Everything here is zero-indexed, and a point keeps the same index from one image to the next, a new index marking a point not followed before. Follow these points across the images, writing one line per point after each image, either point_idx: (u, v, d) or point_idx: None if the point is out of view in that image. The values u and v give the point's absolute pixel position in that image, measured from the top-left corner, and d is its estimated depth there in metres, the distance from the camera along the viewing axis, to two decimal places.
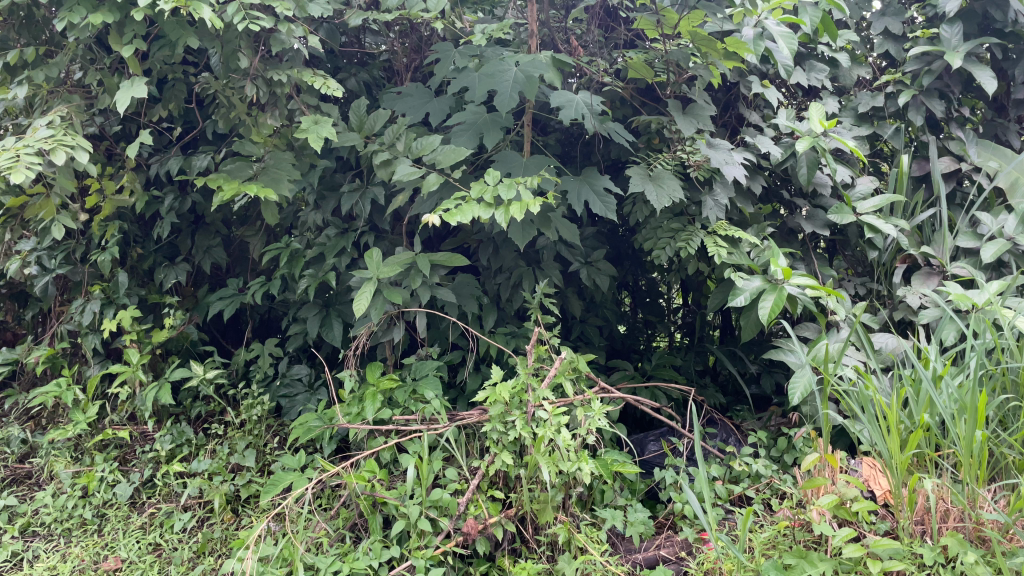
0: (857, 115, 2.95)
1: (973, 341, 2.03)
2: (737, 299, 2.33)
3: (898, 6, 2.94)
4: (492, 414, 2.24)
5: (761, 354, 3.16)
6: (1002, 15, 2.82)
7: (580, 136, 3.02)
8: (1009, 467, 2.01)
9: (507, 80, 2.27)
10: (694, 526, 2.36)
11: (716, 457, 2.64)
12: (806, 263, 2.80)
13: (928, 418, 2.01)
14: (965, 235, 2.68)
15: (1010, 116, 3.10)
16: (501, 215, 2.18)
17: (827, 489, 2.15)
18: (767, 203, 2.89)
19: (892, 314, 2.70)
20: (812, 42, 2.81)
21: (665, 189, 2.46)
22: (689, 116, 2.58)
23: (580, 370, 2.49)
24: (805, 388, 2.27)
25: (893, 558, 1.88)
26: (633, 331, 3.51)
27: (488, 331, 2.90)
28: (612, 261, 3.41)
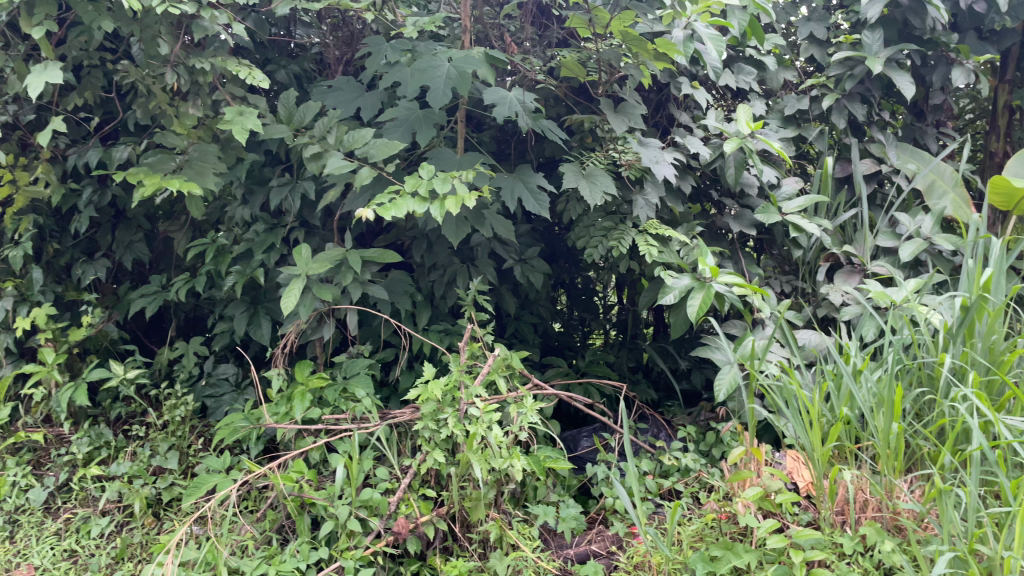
0: (783, 117, 3.03)
1: (890, 337, 2.11)
2: (666, 297, 2.36)
3: (823, 13, 3.05)
4: (425, 412, 2.23)
5: (691, 350, 3.23)
6: (921, 23, 2.93)
7: (514, 133, 3.02)
8: (923, 458, 2.10)
9: (439, 76, 2.25)
10: (624, 520, 2.39)
11: (646, 452, 2.68)
12: (734, 261, 2.86)
13: (849, 412, 2.08)
14: (885, 235, 2.79)
15: (928, 121, 3.26)
16: (437, 209, 2.17)
17: (753, 481, 2.20)
18: (697, 202, 2.95)
19: (816, 311, 2.78)
20: (740, 44, 2.87)
21: (597, 187, 2.47)
22: (621, 115, 2.64)
23: (514, 367, 2.49)
24: (732, 383, 2.32)
25: (815, 548, 1.94)
26: (569, 329, 3.55)
27: (422, 329, 2.87)
28: (547, 259, 3.42)
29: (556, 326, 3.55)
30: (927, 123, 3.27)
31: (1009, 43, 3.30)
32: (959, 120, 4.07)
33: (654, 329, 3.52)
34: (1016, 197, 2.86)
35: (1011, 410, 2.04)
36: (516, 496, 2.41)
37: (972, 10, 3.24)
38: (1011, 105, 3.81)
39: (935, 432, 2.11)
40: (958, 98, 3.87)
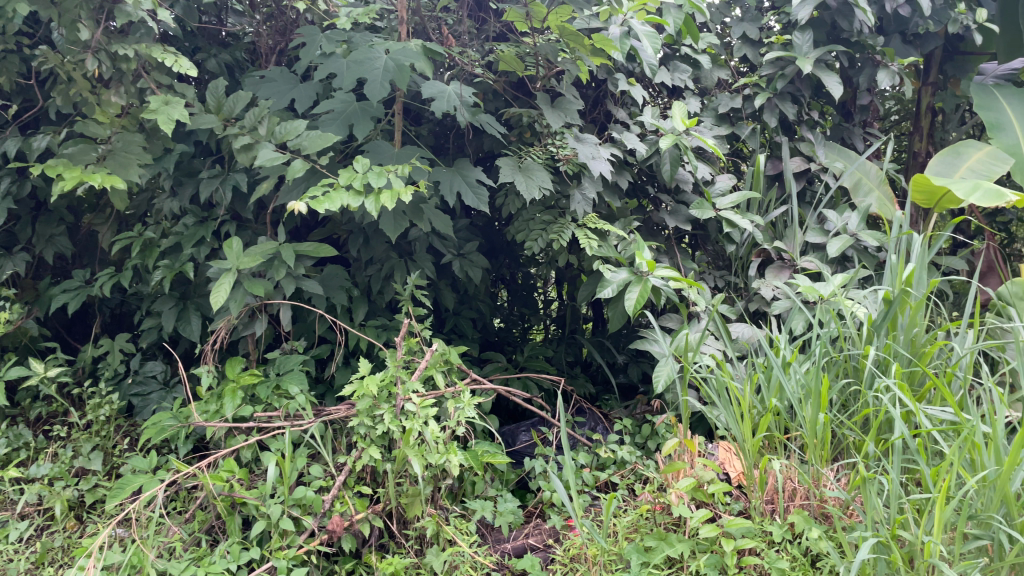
0: (717, 115, 3.08)
1: (818, 330, 2.17)
2: (604, 292, 2.39)
3: (754, 14, 3.11)
4: (360, 408, 2.19)
5: (628, 344, 3.27)
6: (849, 25, 3.02)
7: (452, 127, 3.01)
8: (848, 447, 2.18)
9: (377, 68, 2.22)
10: (561, 513, 2.41)
11: (584, 446, 2.71)
12: (670, 256, 2.92)
13: (778, 403, 2.14)
14: (814, 231, 2.87)
15: (854, 120, 3.37)
16: (372, 204, 2.13)
17: (686, 472, 2.25)
18: (634, 198, 2.98)
19: (747, 306, 2.85)
20: (676, 42, 2.91)
21: (535, 181, 2.47)
22: (557, 110, 2.63)
23: (452, 362, 2.47)
24: (667, 376, 2.35)
25: (745, 536, 1.98)
26: (508, 325, 3.56)
27: (358, 324, 2.84)
28: (487, 254, 3.43)
29: (496, 321, 3.56)
30: (854, 122, 3.39)
31: (931, 47, 3.49)
32: (885, 121, 4.23)
33: (593, 324, 3.55)
34: (936, 195, 2.98)
35: (930, 399, 2.12)
36: (454, 491, 2.41)
37: (896, 14, 3.36)
38: (933, 107, 3.98)
39: (859, 422, 2.18)
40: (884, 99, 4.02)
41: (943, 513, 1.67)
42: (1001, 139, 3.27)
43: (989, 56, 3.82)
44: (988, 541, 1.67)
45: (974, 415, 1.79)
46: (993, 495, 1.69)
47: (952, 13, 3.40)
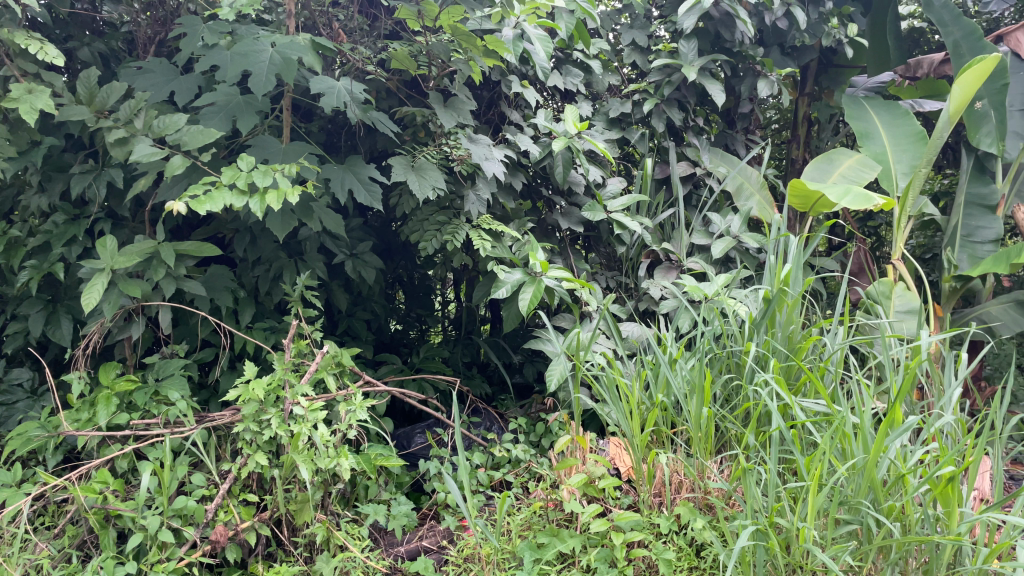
0: (608, 119, 3.15)
1: (703, 327, 2.25)
2: (498, 292, 2.40)
3: (644, 20, 3.18)
4: (245, 413, 2.11)
5: (523, 344, 3.30)
6: (732, 35, 3.16)
7: (345, 125, 2.96)
8: (730, 439, 2.27)
9: (262, 62, 2.14)
10: (456, 514, 2.41)
11: (479, 446, 2.71)
12: (563, 257, 2.97)
13: (665, 398, 2.20)
14: (699, 233, 3.00)
15: (737, 128, 3.54)
16: (257, 204, 2.06)
17: (578, 468, 2.29)
18: (528, 199, 3.01)
19: (638, 305, 2.93)
20: (568, 47, 2.96)
21: (428, 180, 2.45)
22: (450, 110, 2.62)
23: (344, 364, 2.41)
24: (561, 375, 2.38)
25: (634, 529, 2.04)
26: (406, 327, 3.55)
27: (244, 327, 2.74)
28: (382, 255, 3.39)
29: (392, 323, 3.53)
30: (737, 129, 3.55)
31: (807, 58, 3.69)
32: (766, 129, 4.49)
33: (490, 324, 3.55)
34: (811, 200, 3.15)
35: (805, 392, 2.24)
36: (347, 496, 2.38)
37: (775, 28, 3.53)
38: (809, 116, 4.23)
39: (740, 415, 2.28)
40: (765, 107, 4.24)
41: (816, 500, 1.76)
42: (869, 147, 3.52)
43: (859, 69, 4.07)
44: (857, 526, 1.78)
45: (844, 406, 1.89)
46: (861, 481, 1.79)
47: (825, 28, 3.62)
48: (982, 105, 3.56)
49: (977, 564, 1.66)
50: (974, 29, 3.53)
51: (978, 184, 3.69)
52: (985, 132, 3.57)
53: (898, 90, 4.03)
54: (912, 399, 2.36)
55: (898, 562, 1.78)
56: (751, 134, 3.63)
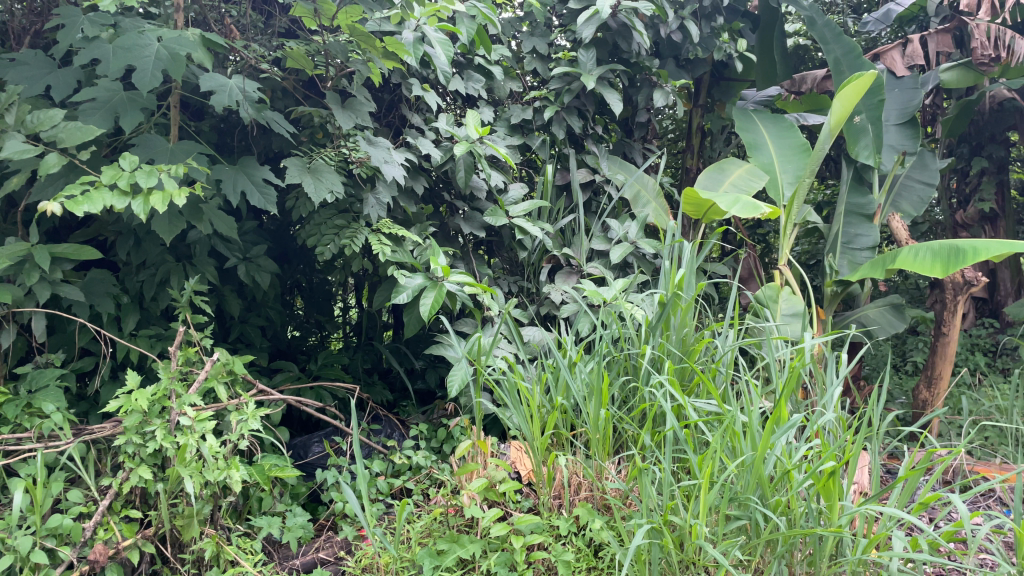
0: (510, 125, 3.17)
1: (602, 331, 2.29)
2: (399, 297, 2.37)
3: (544, 29, 3.24)
4: (127, 426, 1.99)
5: (425, 350, 3.28)
6: (629, 46, 3.24)
7: (238, 124, 2.86)
8: (627, 440, 2.32)
9: (147, 57, 2.04)
10: (354, 524, 2.38)
11: (378, 453, 2.67)
12: (465, 262, 2.97)
13: (565, 401, 2.23)
14: (598, 239, 3.07)
15: (634, 136, 3.64)
16: (140, 204, 1.97)
17: (479, 472, 2.29)
18: (429, 203, 2.99)
19: (538, 310, 2.97)
20: (470, 52, 2.95)
21: (325, 182, 2.39)
22: (348, 111, 2.56)
23: (237, 372, 2.31)
24: (462, 380, 2.35)
25: (534, 532, 2.05)
26: (304, 333, 3.46)
27: (127, 335, 2.61)
28: (278, 260, 3.29)
29: (291, 330, 3.44)
30: (634, 138, 3.66)
31: (700, 71, 3.83)
32: (665, 137, 4.73)
33: (393, 331, 3.53)
34: (704, 208, 3.27)
35: (698, 393, 2.31)
36: (239, 509, 2.30)
37: (671, 40, 3.68)
38: (703, 127, 4.40)
39: (636, 416, 2.33)
40: (661, 118, 4.38)
41: (709, 497, 1.82)
42: (757, 157, 3.68)
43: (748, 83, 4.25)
44: (746, 521, 1.85)
45: (735, 405, 1.96)
46: (750, 478, 1.86)
47: (716, 42, 3.78)
48: (861, 119, 3.78)
49: (856, 554, 1.75)
50: (853, 48, 3.77)
51: (856, 194, 3.92)
52: (863, 144, 3.79)
53: (784, 105, 4.30)
54: (797, 398, 2.47)
55: (784, 554, 1.87)
56: (648, 143, 3.74)
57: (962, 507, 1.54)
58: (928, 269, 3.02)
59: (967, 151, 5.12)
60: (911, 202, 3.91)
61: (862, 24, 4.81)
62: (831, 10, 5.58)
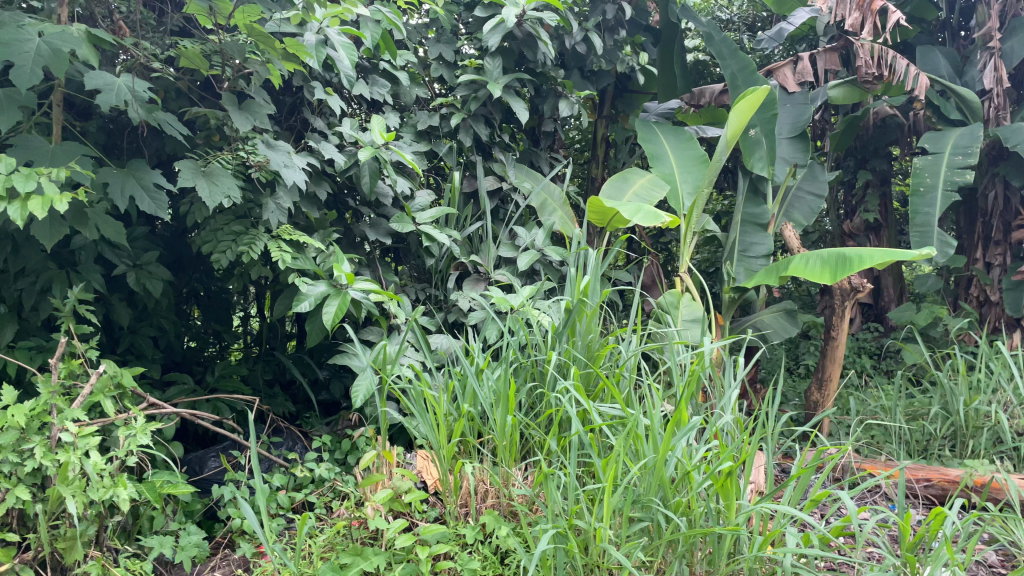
0: (416, 132, 3.14)
1: (508, 338, 2.29)
2: (301, 306, 2.32)
3: (450, 36, 3.24)
4: (2, 444, 1.85)
5: (328, 359, 3.20)
6: (534, 56, 3.27)
7: (127, 124, 2.72)
8: (533, 445, 2.33)
9: (26, 52, 1.92)
10: (252, 541, 2.30)
11: (279, 466, 2.60)
12: (371, 269, 2.93)
13: (472, 408, 2.22)
14: (506, 247, 3.10)
15: (541, 146, 3.70)
16: (17, 209, 1.84)
17: (384, 483, 2.25)
18: (333, 209, 2.93)
19: (446, 317, 2.96)
20: (374, 57, 2.92)
21: (220, 186, 2.31)
22: (244, 112, 2.47)
23: (125, 385, 2.19)
24: (367, 390, 2.32)
25: (440, 542, 2.03)
26: (201, 343, 3.32)
27: (3, 347, 2.43)
28: (172, 267, 3.14)
29: (186, 341, 3.28)
30: (541, 147, 3.71)
31: (604, 82, 3.93)
32: (569, 147, 4.83)
33: (297, 340, 3.43)
34: (608, 216, 3.36)
35: (603, 397, 2.35)
36: (128, 529, 2.19)
37: (576, 52, 3.73)
38: (607, 137, 4.49)
39: (543, 422, 2.34)
40: (567, 128, 4.45)
41: (612, 499, 1.85)
42: (658, 168, 3.78)
43: (650, 98, 4.46)
44: (648, 522, 1.89)
45: (638, 408, 1.99)
46: (652, 480, 1.90)
47: (619, 55, 3.88)
48: (755, 133, 3.94)
49: (753, 551, 1.81)
50: (748, 64, 3.94)
51: (751, 205, 4.09)
52: (758, 156, 3.95)
53: (685, 118, 4.53)
54: (697, 401, 2.55)
55: (685, 554, 1.91)
56: (554, 152, 3.80)
57: (849, 503, 1.62)
58: (818, 275, 3.18)
59: (853, 164, 5.43)
60: (803, 213, 4.11)
61: (756, 41, 5.02)
62: (728, 27, 5.83)
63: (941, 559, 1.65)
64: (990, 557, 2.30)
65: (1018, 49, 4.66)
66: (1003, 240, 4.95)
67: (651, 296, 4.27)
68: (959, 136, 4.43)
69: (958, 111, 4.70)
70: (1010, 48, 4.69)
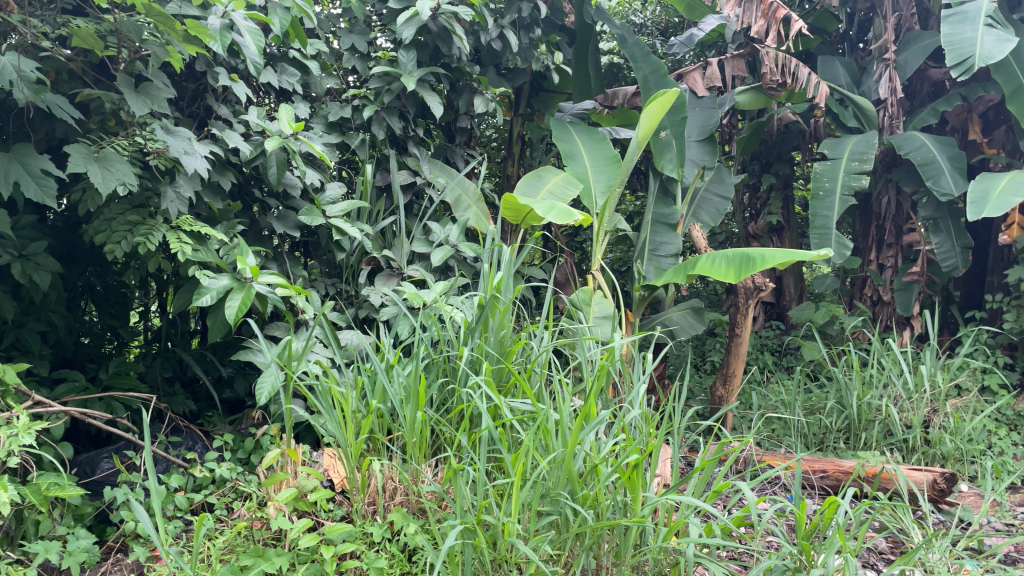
0: (327, 123, 3.07)
1: (420, 334, 2.28)
2: (201, 299, 2.24)
3: (363, 27, 3.18)
4: None
5: (231, 356, 3.09)
6: (449, 50, 3.24)
7: (13, 106, 2.55)
8: (443, 442, 2.32)
9: None
10: (146, 545, 2.20)
11: (178, 467, 2.49)
12: (278, 263, 2.85)
13: (381, 404, 2.19)
14: (419, 242, 3.08)
15: (457, 142, 3.69)
16: None
17: (288, 482, 2.19)
18: (238, 200, 2.84)
19: (357, 313, 2.92)
20: (284, 44, 2.84)
21: (114, 173, 2.19)
22: (141, 95, 2.34)
23: (6, 382, 2.05)
24: (272, 388, 2.25)
25: (345, 541, 1.99)
26: (96, 340, 3.15)
27: None
28: (63, 259, 2.97)
29: (79, 338, 3.11)
30: (456, 143, 3.71)
31: (519, 81, 3.97)
32: (485, 143, 4.84)
33: (199, 337, 3.27)
34: (522, 213, 3.38)
35: (514, 393, 2.35)
36: (9, 535, 2.05)
37: (491, 49, 3.74)
38: (522, 135, 4.51)
39: (453, 417, 2.34)
40: (482, 124, 4.46)
41: (521, 494, 1.85)
42: (572, 166, 3.83)
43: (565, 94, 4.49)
44: (557, 516, 1.90)
45: (549, 403, 2.01)
46: (560, 474, 1.91)
47: (534, 53, 3.91)
48: (666, 135, 4.04)
49: (657, 542, 1.85)
50: (659, 67, 4.04)
51: (662, 205, 4.19)
52: (668, 158, 4.05)
53: (600, 118, 4.61)
54: (607, 396, 2.59)
55: (592, 547, 1.93)
56: (470, 148, 3.80)
57: (749, 494, 1.68)
58: (724, 274, 3.29)
59: (758, 168, 5.65)
60: (710, 213, 4.24)
61: (668, 47, 5.10)
62: (641, 32, 5.95)
63: (833, 547, 1.74)
64: (881, 544, 2.46)
65: (911, 60, 4.93)
66: (895, 243, 5.25)
67: (565, 294, 4.32)
68: (856, 143, 4.68)
69: (855, 118, 4.97)
70: (904, 60, 4.95)
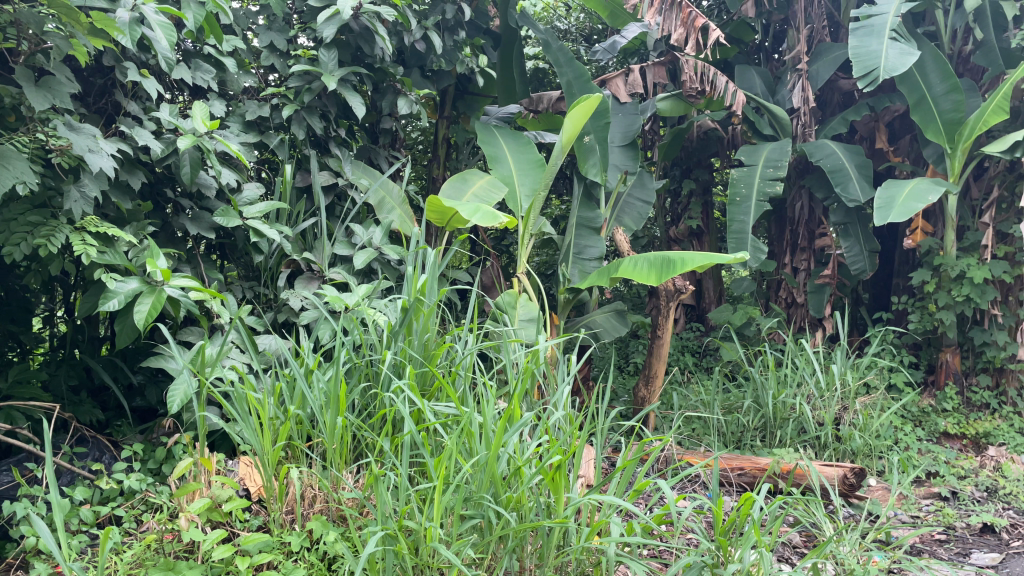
0: (244, 122, 2.99)
1: (341, 337, 2.24)
2: (108, 304, 2.14)
3: (282, 24, 3.11)
4: None
5: (143, 362, 2.97)
6: (371, 50, 3.21)
7: None
8: (364, 447, 2.28)
9: None
10: (49, 560, 2.09)
11: (84, 479, 2.38)
12: (192, 266, 2.75)
13: (300, 410, 2.14)
14: (341, 244, 3.02)
15: (380, 143, 3.66)
16: None
17: (201, 492, 2.12)
18: (148, 199, 2.74)
19: (276, 317, 2.85)
20: (199, 40, 2.75)
21: (11, 170, 2.07)
22: (42, 89, 2.21)
23: None
24: (184, 395, 2.17)
25: (261, 551, 1.93)
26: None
27: None
28: None
29: None
30: (379, 144, 3.67)
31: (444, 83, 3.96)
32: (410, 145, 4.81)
33: (108, 343, 3.14)
34: (447, 215, 3.36)
35: (438, 397, 2.34)
36: None
37: (415, 50, 3.73)
38: (448, 138, 4.51)
39: (374, 423, 2.30)
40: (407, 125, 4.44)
41: (443, 498, 1.84)
42: (496, 170, 3.84)
43: (489, 97, 4.49)
44: (479, 519, 1.89)
45: (472, 405, 2.00)
46: (483, 477, 1.91)
47: (458, 56, 3.91)
48: (589, 139, 4.10)
49: (580, 542, 1.87)
50: (583, 73, 4.10)
51: (586, 209, 4.23)
52: (591, 163, 4.11)
53: (524, 122, 4.63)
54: (532, 398, 2.60)
55: (515, 549, 1.93)
56: (394, 150, 3.77)
57: (669, 492, 1.71)
58: (645, 276, 3.36)
59: (679, 173, 5.81)
60: (632, 218, 4.33)
61: (591, 53, 5.11)
62: (565, 37, 6.03)
63: (749, 542, 1.79)
64: (795, 538, 2.56)
65: (822, 72, 5.11)
66: (808, 246, 5.46)
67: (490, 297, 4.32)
68: (770, 150, 4.83)
69: (771, 126, 5.13)
70: (816, 71, 5.14)
